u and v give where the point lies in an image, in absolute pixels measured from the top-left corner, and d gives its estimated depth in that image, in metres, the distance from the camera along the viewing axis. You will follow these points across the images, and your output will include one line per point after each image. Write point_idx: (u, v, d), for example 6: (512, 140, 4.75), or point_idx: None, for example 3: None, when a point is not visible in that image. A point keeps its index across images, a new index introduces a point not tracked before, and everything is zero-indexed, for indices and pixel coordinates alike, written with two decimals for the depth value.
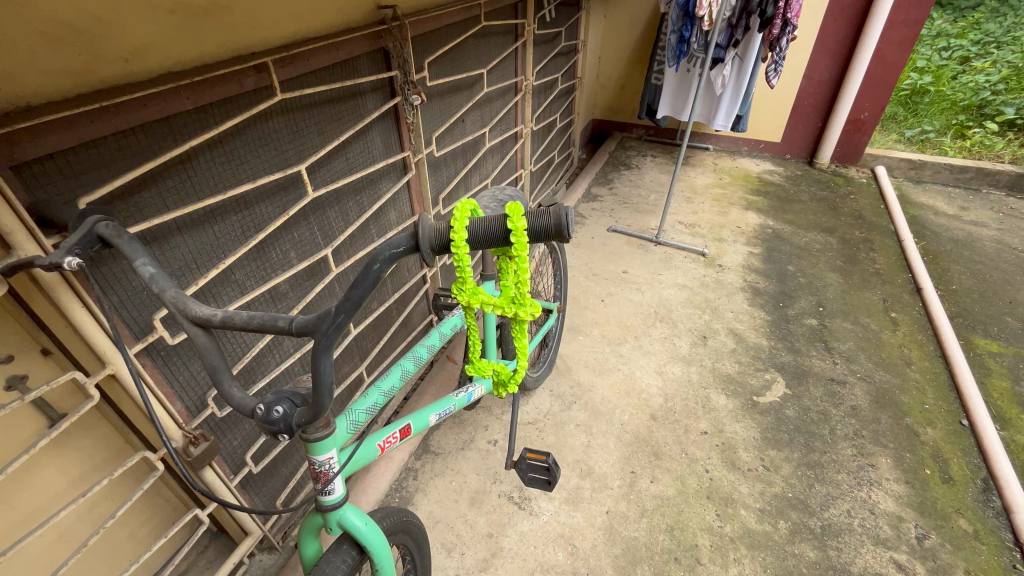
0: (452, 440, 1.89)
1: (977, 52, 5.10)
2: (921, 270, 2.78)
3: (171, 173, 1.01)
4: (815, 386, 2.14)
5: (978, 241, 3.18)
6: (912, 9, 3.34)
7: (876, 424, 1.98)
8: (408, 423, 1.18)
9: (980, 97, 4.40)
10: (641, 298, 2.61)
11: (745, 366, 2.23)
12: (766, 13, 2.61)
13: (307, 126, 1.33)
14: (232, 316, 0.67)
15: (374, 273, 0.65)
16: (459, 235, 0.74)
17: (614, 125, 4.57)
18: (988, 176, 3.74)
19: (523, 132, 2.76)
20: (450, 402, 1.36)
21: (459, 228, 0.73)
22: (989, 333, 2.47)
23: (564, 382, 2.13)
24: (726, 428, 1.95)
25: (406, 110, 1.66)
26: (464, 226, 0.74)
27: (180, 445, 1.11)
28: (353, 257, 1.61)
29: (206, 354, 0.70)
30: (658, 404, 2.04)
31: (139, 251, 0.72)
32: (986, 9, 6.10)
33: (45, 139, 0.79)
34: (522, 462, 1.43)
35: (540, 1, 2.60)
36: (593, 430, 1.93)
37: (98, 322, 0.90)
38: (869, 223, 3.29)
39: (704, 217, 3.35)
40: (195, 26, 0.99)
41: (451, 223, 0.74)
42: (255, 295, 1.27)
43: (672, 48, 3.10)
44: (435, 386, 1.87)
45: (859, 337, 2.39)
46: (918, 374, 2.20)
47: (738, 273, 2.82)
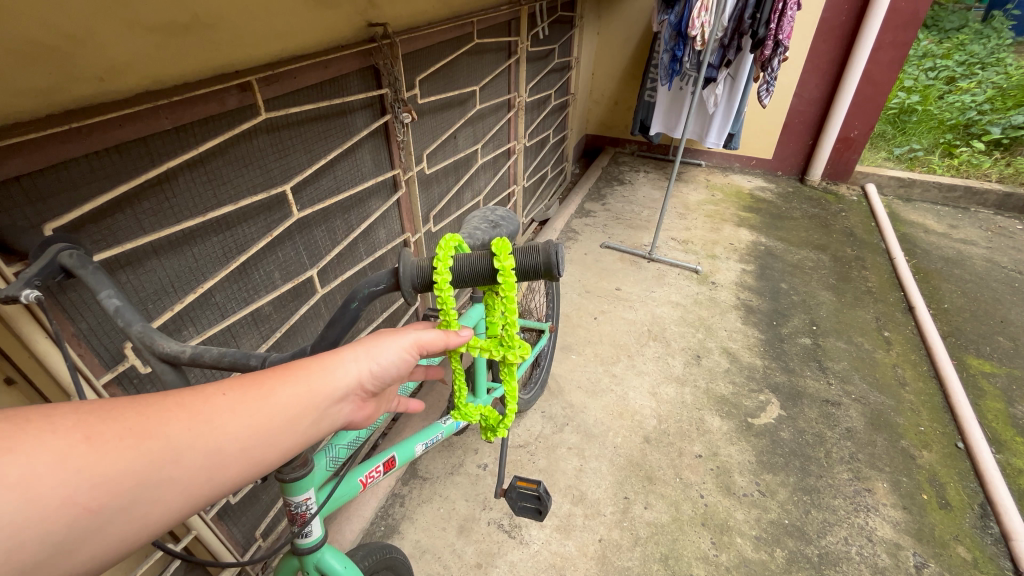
0: (441, 464, 1.83)
1: (962, 73, 5.19)
2: (913, 289, 2.77)
3: (149, 195, 0.97)
4: (810, 407, 2.11)
5: (968, 259, 3.20)
6: (900, 30, 3.38)
7: (872, 447, 1.95)
8: (392, 455, 1.13)
9: (967, 116, 4.47)
10: (634, 316, 2.59)
11: (739, 387, 2.20)
12: (757, 35, 2.63)
13: (294, 145, 1.30)
14: (202, 354, 0.63)
15: (352, 311, 0.62)
16: (442, 275, 0.69)
17: (607, 141, 4.59)
18: (976, 195, 3.78)
19: (515, 148, 2.75)
20: (437, 430, 1.32)
21: (444, 265, 0.69)
22: (981, 353, 2.46)
23: (556, 403, 2.09)
24: (721, 451, 1.92)
25: (396, 127, 1.64)
26: (448, 265, 0.70)
27: None
28: (339, 277, 1.58)
29: (174, 392, 0.66)
30: (652, 426, 2.00)
31: (104, 281, 0.67)
32: (970, 31, 6.25)
33: (8, 162, 0.75)
34: (512, 491, 1.37)
35: (534, 17, 2.60)
36: (586, 454, 1.88)
37: (70, 359, 0.86)
38: (860, 241, 3.30)
39: (697, 234, 3.35)
40: (173, 44, 0.96)
41: (430, 267, 0.69)
42: (236, 318, 1.23)
43: (665, 67, 3.16)
44: (424, 408, 1.85)
45: (852, 357, 2.38)
46: (912, 396, 2.18)
47: (731, 291, 2.80)
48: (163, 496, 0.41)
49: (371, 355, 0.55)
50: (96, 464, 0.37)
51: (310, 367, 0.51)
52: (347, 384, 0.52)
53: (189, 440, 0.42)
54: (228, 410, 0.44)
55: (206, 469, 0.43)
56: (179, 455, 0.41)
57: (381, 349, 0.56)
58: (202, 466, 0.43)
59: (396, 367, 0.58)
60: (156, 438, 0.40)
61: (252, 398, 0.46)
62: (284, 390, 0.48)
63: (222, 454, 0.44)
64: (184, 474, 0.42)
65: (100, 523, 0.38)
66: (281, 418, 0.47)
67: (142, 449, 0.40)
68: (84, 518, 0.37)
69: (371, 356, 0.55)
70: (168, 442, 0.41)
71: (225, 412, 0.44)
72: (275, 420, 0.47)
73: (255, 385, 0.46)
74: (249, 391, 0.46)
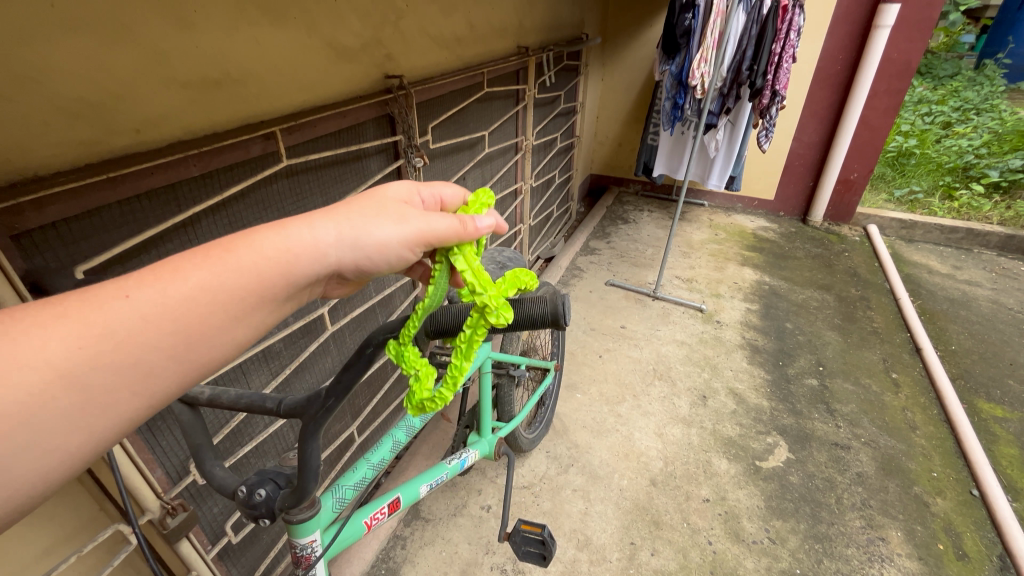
0: (444, 505, 1.81)
1: (958, 118, 5.32)
2: (919, 330, 2.77)
3: (172, 237, 1.02)
4: (819, 451, 2.08)
5: (974, 300, 3.20)
6: (894, 79, 3.48)
7: (884, 493, 1.91)
8: (397, 496, 1.13)
9: (965, 160, 4.56)
10: (639, 355, 2.59)
11: (746, 429, 2.17)
12: (755, 84, 2.76)
13: (310, 188, 1.35)
14: (219, 395, 0.69)
15: (367, 356, 0.63)
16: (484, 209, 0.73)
17: (611, 181, 4.70)
18: (979, 237, 3.81)
19: (522, 189, 2.83)
20: (441, 470, 1.32)
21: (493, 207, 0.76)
22: (992, 397, 2.43)
23: (561, 443, 2.07)
24: (729, 495, 1.88)
25: (408, 171, 1.71)
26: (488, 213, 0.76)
27: (157, 516, 1.06)
28: (348, 315, 1.61)
29: (190, 432, 0.70)
30: (658, 468, 1.98)
31: None
32: (963, 78, 6.46)
33: (47, 211, 0.79)
34: (516, 535, 1.35)
35: (541, 67, 2.73)
36: (591, 496, 1.85)
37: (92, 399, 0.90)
38: (864, 281, 3.32)
39: (701, 272, 3.38)
40: (205, 98, 1.03)
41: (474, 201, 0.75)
42: (248, 356, 1.25)
43: (667, 114, 3.28)
44: (428, 447, 1.85)
45: (860, 399, 2.35)
46: (923, 440, 2.15)
47: (736, 330, 2.81)
48: (159, 366, 0.45)
49: (349, 227, 0.55)
50: (73, 334, 0.41)
51: (299, 225, 0.53)
52: (322, 250, 0.54)
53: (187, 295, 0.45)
54: (193, 277, 0.46)
55: (199, 327, 0.46)
56: (178, 308, 0.45)
57: (373, 227, 0.56)
58: (190, 327, 0.46)
59: (389, 247, 0.57)
60: (150, 293, 0.44)
61: (220, 264, 0.48)
62: (249, 255, 0.49)
63: (223, 306, 0.48)
64: (168, 337, 0.44)
65: (87, 387, 0.41)
66: (255, 284, 0.49)
67: (139, 302, 0.43)
68: (64, 397, 0.40)
69: (364, 221, 0.56)
70: (159, 297, 0.44)
71: (194, 279, 0.46)
72: (245, 286, 0.49)
73: (224, 254, 0.49)
74: (215, 260, 0.48)
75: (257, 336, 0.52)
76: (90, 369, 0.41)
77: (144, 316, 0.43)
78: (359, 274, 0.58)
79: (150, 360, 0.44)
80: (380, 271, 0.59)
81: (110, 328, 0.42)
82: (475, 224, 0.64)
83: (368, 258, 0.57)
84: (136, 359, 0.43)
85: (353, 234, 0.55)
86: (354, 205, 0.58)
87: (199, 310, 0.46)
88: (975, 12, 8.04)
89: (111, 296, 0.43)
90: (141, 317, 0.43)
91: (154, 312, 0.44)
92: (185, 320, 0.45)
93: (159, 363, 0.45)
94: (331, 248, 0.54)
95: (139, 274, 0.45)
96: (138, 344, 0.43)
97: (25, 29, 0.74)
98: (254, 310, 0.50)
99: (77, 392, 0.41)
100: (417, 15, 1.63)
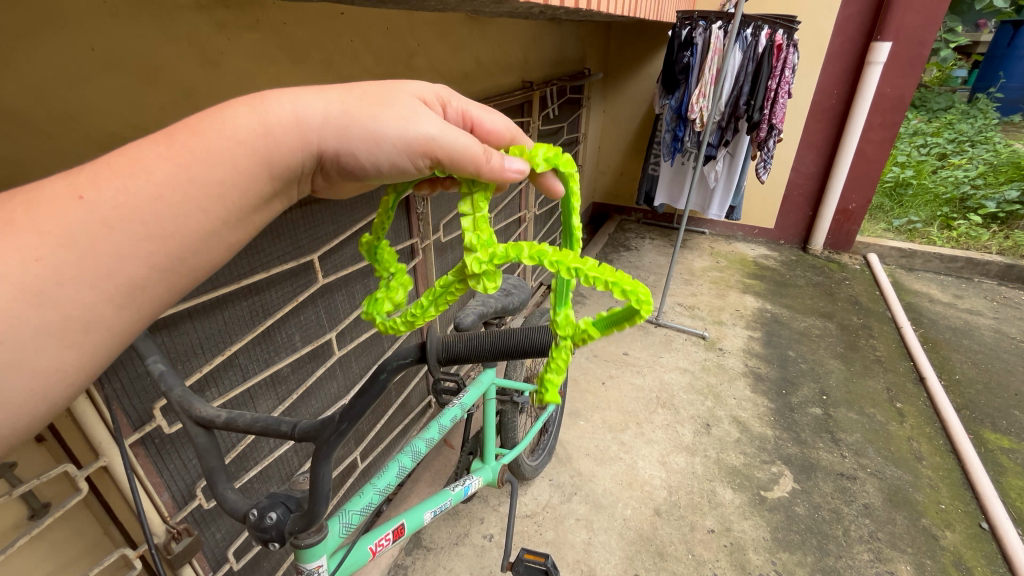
0: (446, 533, 1.79)
1: (953, 150, 5.43)
2: (922, 359, 2.77)
3: None
4: (825, 481, 2.06)
5: (976, 329, 3.20)
6: (888, 113, 3.56)
7: (892, 526, 1.89)
8: (401, 523, 1.13)
9: (962, 190, 4.63)
10: (642, 382, 2.59)
11: (750, 458, 2.16)
12: (752, 118, 2.85)
13: (323, 218, 1.39)
14: (235, 418, 0.69)
15: (380, 382, 0.63)
16: (537, 167, 0.62)
17: (613, 209, 4.79)
18: (979, 266, 3.84)
19: (526, 217, 2.89)
20: (445, 497, 1.32)
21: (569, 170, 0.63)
22: (999, 427, 2.41)
23: (564, 471, 2.06)
24: (734, 526, 1.86)
25: (416, 201, 1.76)
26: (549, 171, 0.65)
27: (162, 540, 1.07)
28: (355, 340, 1.64)
29: (204, 454, 0.72)
30: (662, 498, 1.96)
31: (152, 348, 0.77)
32: (957, 111, 6.61)
33: None
34: (520, 564, 1.34)
35: (544, 100, 2.82)
36: (595, 526, 1.84)
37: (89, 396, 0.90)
38: (865, 309, 3.34)
39: (703, 299, 3.41)
40: None
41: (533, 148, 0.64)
42: (257, 380, 1.27)
43: (666, 145, 3.37)
44: (431, 473, 1.85)
45: (865, 429, 2.34)
46: (930, 471, 2.13)
47: (738, 358, 2.82)
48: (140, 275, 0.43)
49: (331, 108, 0.52)
50: (30, 244, 0.38)
51: (275, 106, 0.49)
52: (303, 130, 0.51)
53: (156, 185, 0.43)
54: (156, 169, 0.43)
55: (181, 211, 0.44)
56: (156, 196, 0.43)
57: (370, 112, 0.53)
58: (172, 212, 0.44)
59: (382, 145, 0.54)
60: (114, 183, 0.42)
61: (185, 149, 0.45)
62: (219, 140, 0.46)
63: (203, 193, 0.46)
64: (144, 240, 0.42)
65: (59, 302, 0.39)
66: (234, 172, 0.47)
67: (106, 190, 0.41)
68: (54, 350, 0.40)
69: (345, 101, 0.53)
70: (122, 187, 0.42)
71: (158, 169, 0.43)
72: (219, 175, 0.46)
73: (190, 139, 0.45)
74: (180, 146, 0.45)
75: (244, 230, 0.51)
76: (59, 283, 0.39)
77: (108, 223, 0.41)
78: (345, 167, 0.56)
79: (132, 272, 0.42)
80: (369, 167, 0.55)
81: (71, 235, 0.39)
82: (496, 162, 0.58)
83: (360, 153, 0.54)
84: (108, 270, 0.41)
85: (344, 122, 0.52)
86: (348, 91, 0.53)
87: (172, 208, 0.44)
88: (966, 48, 8.29)
89: (64, 198, 0.40)
90: (103, 219, 0.41)
91: (119, 208, 0.41)
92: (158, 221, 0.43)
93: (140, 276, 0.43)
94: (313, 129, 0.51)
95: (90, 174, 0.42)
96: (111, 257, 0.41)
97: (66, 72, 0.79)
98: (234, 203, 0.48)
99: (50, 310, 0.39)
100: (427, 53, 1.71)
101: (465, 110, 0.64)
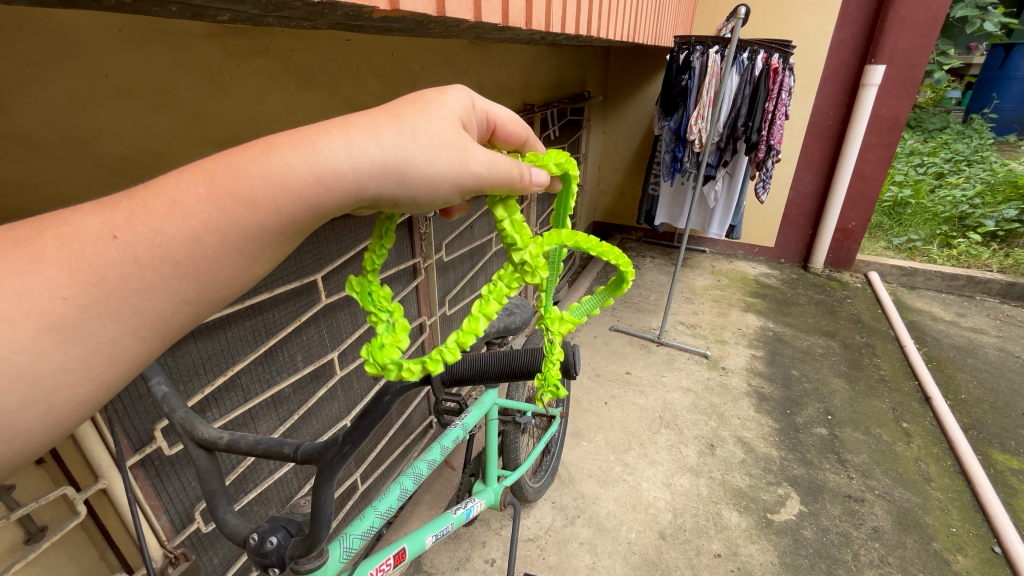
0: (447, 558, 1.76)
1: (949, 169, 5.48)
2: (927, 378, 2.75)
3: None
4: (832, 503, 2.03)
5: (980, 348, 3.19)
6: (885, 133, 3.59)
7: (902, 550, 1.85)
8: (402, 547, 1.11)
9: (960, 209, 4.66)
10: (645, 402, 2.57)
11: (756, 480, 2.13)
12: (751, 139, 2.89)
13: (326, 238, 1.40)
14: (237, 441, 0.69)
15: (383, 405, 0.64)
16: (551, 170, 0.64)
17: (614, 228, 4.82)
18: (980, 284, 3.84)
19: None
20: (447, 520, 1.30)
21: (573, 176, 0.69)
22: (1007, 447, 2.38)
23: (567, 493, 2.03)
24: (741, 550, 1.82)
25: (419, 221, 1.78)
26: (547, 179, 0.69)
27: (158, 565, 1.06)
28: (357, 360, 1.63)
29: (206, 477, 0.72)
30: (667, 521, 1.92)
31: (156, 369, 0.78)
32: (952, 131, 6.71)
33: None
34: None
35: (545, 122, 2.87)
36: (598, 550, 1.80)
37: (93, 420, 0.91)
38: (868, 328, 3.33)
39: (705, 318, 3.40)
40: None
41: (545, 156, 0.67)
42: (257, 402, 1.26)
43: (666, 166, 3.42)
44: (432, 495, 1.83)
45: (872, 450, 2.31)
46: (939, 493, 2.09)
47: (741, 377, 2.80)
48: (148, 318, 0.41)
49: (387, 148, 0.48)
50: (57, 284, 0.37)
51: (326, 151, 0.45)
52: (360, 178, 0.47)
53: (184, 232, 0.40)
54: (193, 212, 0.41)
55: (210, 261, 0.42)
56: (182, 245, 0.41)
57: (429, 155, 0.50)
58: (200, 262, 0.42)
59: (440, 188, 0.52)
60: (145, 230, 0.39)
61: (227, 194, 0.42)
62: (266, 185, 0.43)
63: (237, 240, 0.43)
64: (176, 279, 0.41)
65: (87, 336, 0.39)
66: (280, 220, 0.45)
67: (134, 238, 0.39)
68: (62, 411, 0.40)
69: (401, 142, 0.49)
70: (152, 233, 0.39)
71: (196, 213, 0.41)
72: (260, 222, 0.44)
73: (233, 182, 0.42)
74: (222, 191, 0.42)
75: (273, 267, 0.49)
76: (84, 321, 0.38)
77: (140, 265, 0.39)
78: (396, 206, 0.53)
79: (158, 308, 0.41)
80: (423, 205, 0.54)
81: (102, 274, 0.38)
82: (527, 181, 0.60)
83: (416, 196, 0.52)
84: (132, 309, 0.40)
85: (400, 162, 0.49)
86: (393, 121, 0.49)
87: (207, 249, 0.42)
88: (959, 70, 8.44)
89: (98, 236, 0.39)
90: (135, 262, 0.39)
91: (148, 255, 0.39)
92: (188, 260, 0.41)
93: (168, 310, 0.42)
94: (370, 175, 0.48)
95: (124, 213, 0.40)
96: (139, 294, 0.40)
97: (78, 97, 0.81)
98: (274, 243, 0.46)
99: (75, 344, 0.39)
100: (430, 76, 1.74)
101: (491, 112, 0.61)
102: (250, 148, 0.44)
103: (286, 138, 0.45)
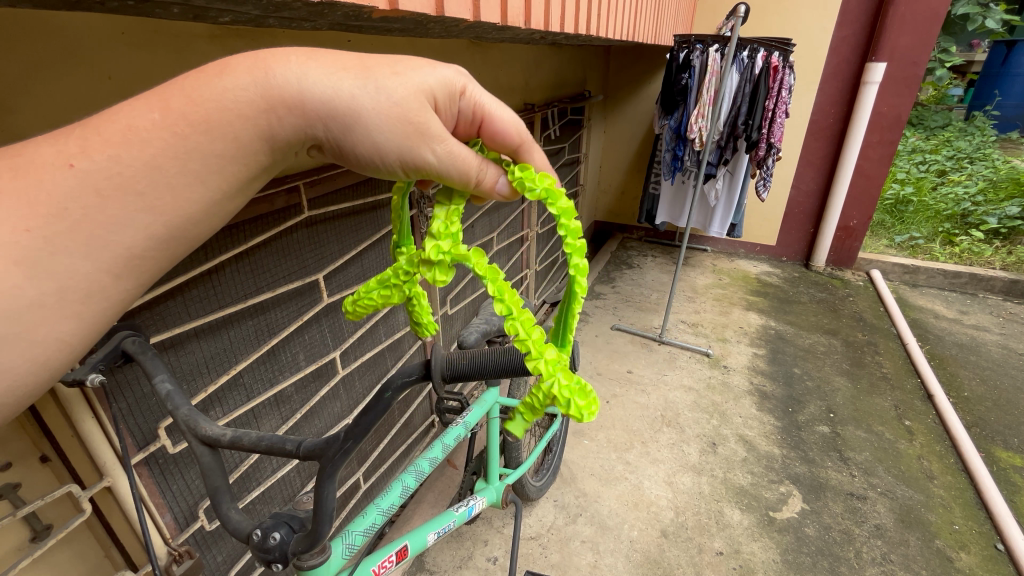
0: (449, 557, 1.76)
1: (952, 166, 5.47)
2: (929, 375, 2.74)
3: (198, 283, 1.04)
4: (835, 501, 2.03)
5: (983, 346, 3.18)
6: (886, 131, 3.58)
7: (905, 547, 1.85)
8: (404, 544, 1.12)
9: (962, 207, 4.65)
10: (647, 400, 2.57)
11: (758, 478, 2.13)
12: (750, 138, 2.90)
13: (329, 237, 1.41)
14: (241, 437, 0.69)
15: (385, 401, 0.62)
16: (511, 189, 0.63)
17: (615, 227, 4.82)
18: (983, 282, 3.83)
19: (528, 235, 2.90)
20: (449, 518, 1.31)
21: (568, 218, 0.66)
22: (1010, 445, 2.37)
23: (569, 492, 2.03)
24: (743, 548, 1.82)
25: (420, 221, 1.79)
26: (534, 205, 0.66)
27: (163, 563, 1.06)
28: (359, 359, 1.65)
29: (209, 474, 0.70)
30: (669, 518, 1.93)
31: (160, 367, 0.78)
32: (954, 129, 6.70)
33: None
34: None
35: (546, 122, 2.87)
36: (601, 548, 1.80)
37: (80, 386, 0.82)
38: (870, 325, 3.33)
39: (706, 317, 3.40)
40: None
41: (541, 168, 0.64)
42: (260, 400, 1.28)
43: (667, 165, 3.42)
44: (434, 494, 1.84)
45: (874, 448, 2.30)
46: (942, 490, 2.09)
47: (744, 375, 2.80)
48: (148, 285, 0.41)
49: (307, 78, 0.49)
50: (18, 215, 0.39)
51: (260, 72, 0.48)
52: (298, 107, 0.49)
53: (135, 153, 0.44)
54: (149, 138, 0.44)
55: (160, 187, 0.45)
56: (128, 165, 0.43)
57: (359, 107, 0.51)
58: (147, 188, 0.44)
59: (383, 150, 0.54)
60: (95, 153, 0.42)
61: (182, 118, 0.45)
62: (215, 109, 0.46)
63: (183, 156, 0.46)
64: (140, 204, 0.44)
65: (54, 273, 0.41)
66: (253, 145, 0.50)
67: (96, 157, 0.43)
68: None
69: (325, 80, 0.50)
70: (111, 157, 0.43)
71: (153, 138, 0.44)
72: (219, 149, 0.47)
73: (186, 105, 0.45)
74: (176, 116, 0.44)
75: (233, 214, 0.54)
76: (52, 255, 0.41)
77: (103, 195, 0.43)
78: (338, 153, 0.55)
79: (129, 243, 0.45)
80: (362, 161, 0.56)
81: (64, 206, 0.41)
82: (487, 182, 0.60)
83: (356, 149, 0.54)
84: (98, 240, 0.43)
85: (349, 122, 0.51)
86: (356, 84, 0.51)
87: (165, 178, 0.45)
88: (962, 66, 8.40)
89: (55, 165, 0.41)
90: (95, 191, 0.42)
91: (104, 184, 0.42)
92: (152, 193, 0.45)
93: (138, 248, 0.46)
94: (309, 109, 0.50)
95: (78, 142, 0.43)
96: (107, 230, 0.43)
97: (82, 101, 0.82)
98: (237, 182, 0.50)
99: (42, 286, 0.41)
100: None
101: (479, 103, 0.58)
102: (205, 72, 0.47)
103: (238, 61, 0.48)
